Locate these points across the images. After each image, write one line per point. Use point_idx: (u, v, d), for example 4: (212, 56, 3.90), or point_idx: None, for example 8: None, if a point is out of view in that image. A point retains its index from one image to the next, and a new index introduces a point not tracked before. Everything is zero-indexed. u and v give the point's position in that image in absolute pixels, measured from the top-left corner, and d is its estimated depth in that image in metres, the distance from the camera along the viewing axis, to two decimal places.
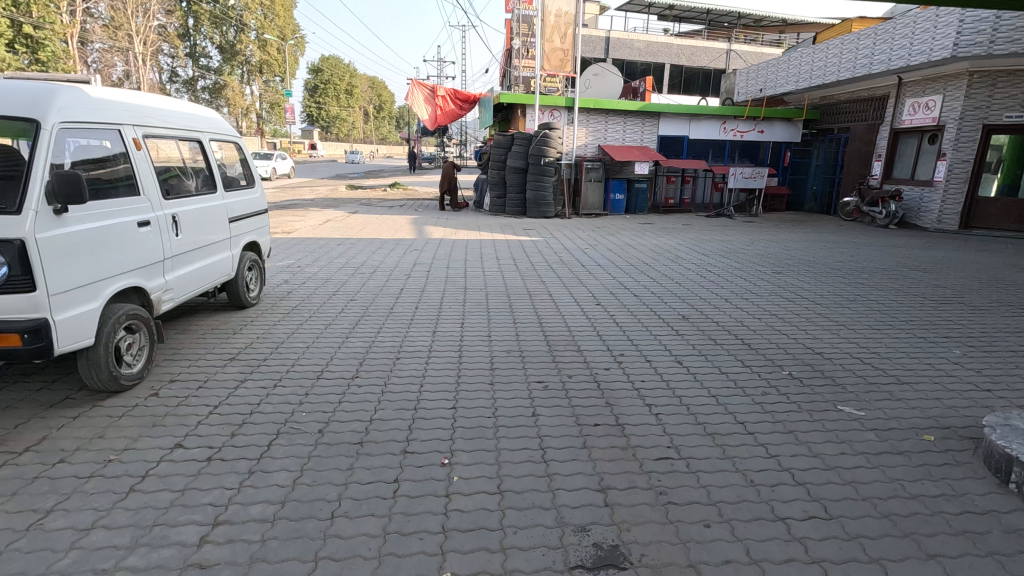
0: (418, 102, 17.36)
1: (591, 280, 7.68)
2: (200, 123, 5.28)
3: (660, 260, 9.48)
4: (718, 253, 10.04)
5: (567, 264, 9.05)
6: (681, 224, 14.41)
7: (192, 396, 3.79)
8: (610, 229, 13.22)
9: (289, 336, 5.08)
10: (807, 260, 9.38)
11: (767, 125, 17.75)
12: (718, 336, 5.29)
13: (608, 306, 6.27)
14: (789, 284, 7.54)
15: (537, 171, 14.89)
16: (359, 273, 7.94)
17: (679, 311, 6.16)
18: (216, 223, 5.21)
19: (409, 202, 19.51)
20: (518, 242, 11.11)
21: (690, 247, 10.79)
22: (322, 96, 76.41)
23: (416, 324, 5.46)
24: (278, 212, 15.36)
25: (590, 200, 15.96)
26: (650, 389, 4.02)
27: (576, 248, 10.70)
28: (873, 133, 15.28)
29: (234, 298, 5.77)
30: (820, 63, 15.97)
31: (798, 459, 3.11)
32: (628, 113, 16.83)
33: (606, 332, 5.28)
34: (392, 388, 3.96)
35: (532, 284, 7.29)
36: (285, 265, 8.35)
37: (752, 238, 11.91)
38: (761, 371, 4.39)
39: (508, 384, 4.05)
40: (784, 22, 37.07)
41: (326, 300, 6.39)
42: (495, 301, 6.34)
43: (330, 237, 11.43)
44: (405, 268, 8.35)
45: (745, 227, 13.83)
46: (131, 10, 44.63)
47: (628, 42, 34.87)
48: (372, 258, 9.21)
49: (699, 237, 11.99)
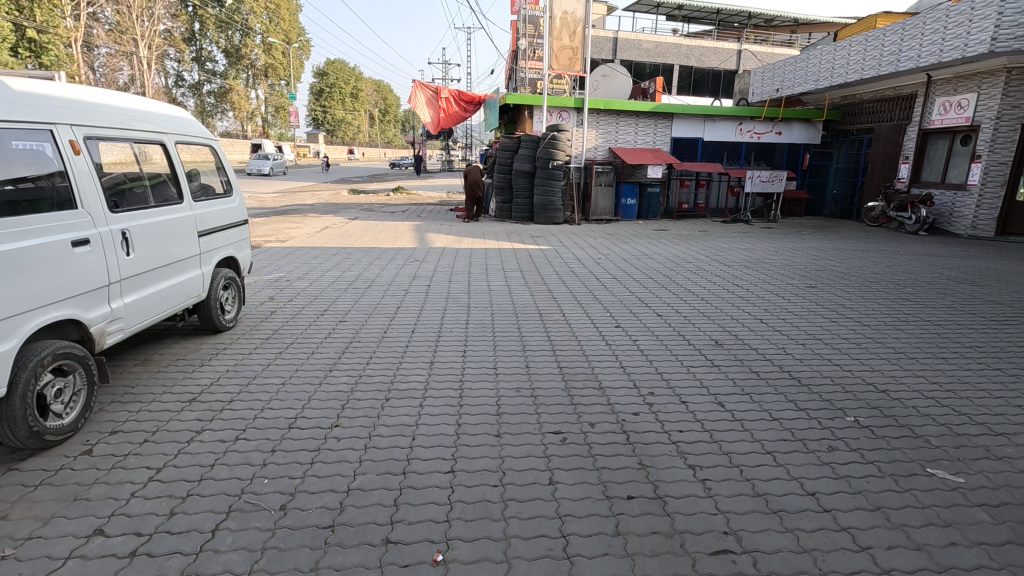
0: (421, 105, 16.77)
1: (607, 296, 6.98)
2: (165, 125, 4.66)
3: (680, 272, 8.76)
4: (742, 263, 9.31)
5: (580, 277, 8.35)
6: (697, 230, 13.69)
7: (133, 454, 3.11)
8: (624, 236, 12.52)
9: (264, 369, 4.40)
10: (840, 271, 8.64)
11: (784, 126, 17.01)
12: (760, 367, 4.58)
13: (630, 328, 5.56)
14: (827, 301, 6.80)
15: (545, 176, 14.20)
16: (353, 288, 7.27)
17: (711, 334, 5.44)
18: (181, 238, 4.52)
19: (413, 207, 18.88)
20: (525, 252, 10.43)
21: (711, 257, 10.08)
22: (328, 99, 76.20)
23: (412, 353, 4.76)
24: (275, 219, 14.76)
25: (600, 206, 15.31)
26: (691, 443, 3.32)
27: (589, 258, 9.99)
28: (899, 134, 14.51)
29: (206, 320, 5.09)
30: (841, 61, 15.20)
31: (897, 552, 2.39)
32: (640, 114, 16.12)
33: (629, 364, 4.58)
34: (377, 443, 3.27)
35: (543, 302, 6.58)
36: (273, 279, 7.69)
37: (775, 246, 11.19)
38: (819, 417, 3.68)
39: (519, 436, 3.36)
40: (795, 21, 36.44)
41: (313, 321, 5.72)
42: (502, 323, 5.64)
43: (326, 246, 10.80)
44: (404, 282, 7.68)
45: (766, 234, 13.09)
46: (136, 15, 44.40)
47: (636, 43, 34.19)
48: (369, 270, 8.57)
49: (719, 246, 11.28)
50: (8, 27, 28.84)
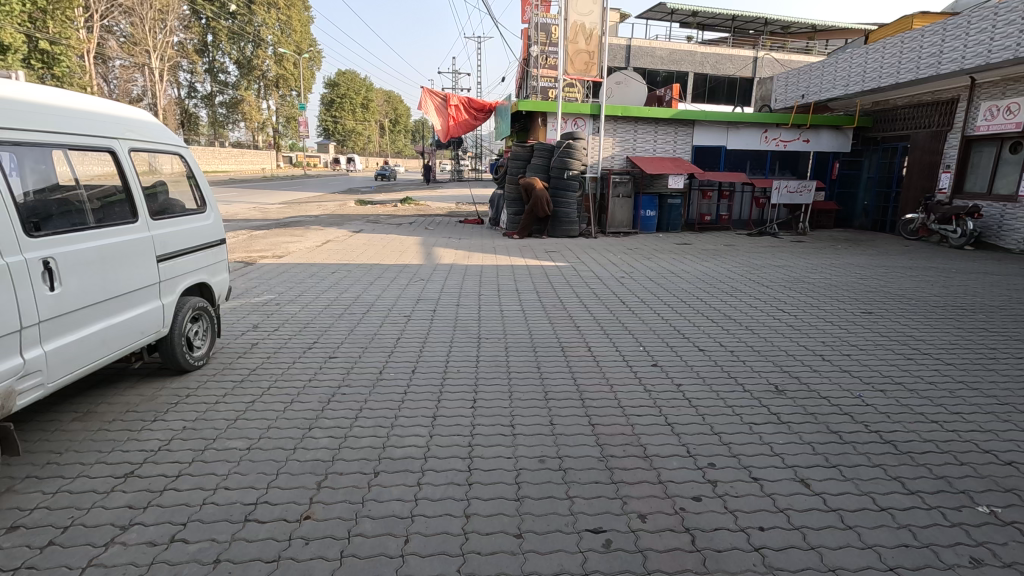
0: (429, 112, 16.06)
1: (636, 324, 6.14)
2: (116, 127, 3.89)
3: (713, 293, 7.89)
4: (780, 283, 8.44)
5: (603, 298, 7.51)
6: (723, 244, 12.81)
7: (22, 570, 2.29)
8: (644, 250, 11.69)
9: (230, 425, 3.58)
10: (893, 294, 7.73)
11: (812, 134, 16.12)
12: (837, 424, 3.72)
13: (670, 367, 4.71)
14: (892, 331, 5.90)
15: (560, 186, 13.42)
16: (349, 313, 6.49)
17: (767, 376, 4.58)
18: (132, 265, 3.75)
19: (421, 219, 18.15)
20: (540, 268, 9.64)
21: (744, 275, 9.20)
22: (339, 110, 76.46)
23: (410, 404, 3.93)
24: (276, 231, 14.12)
25: (617, 218, 14.51)
26: (780, 550, 2.47)
27: (610, 275, 9.16)
28: (938, 142, 13.61)
29: (169, 360, 4.30)
30: (874, 64, 14.32)
31: None
32: (659, 121, 15.31)
33: (676, 419, 3.76)
34: (359, 549, 2.45)
35: (563, 331, 5.74)
36: (262, 303, 6.94)
37: (812, 263, 10.29)
38: (938, 504, 2.82)
39: (547, 539, 2.52)
40: (813, 28, 35.69)
41: (298, 357, 4.93)
42: (519, 362, 4.79)
43: (326, 261, 10.09)
44: (408, 305, 6.87)
45: (798, 249, 12.18)
46: (151, 27, 44.63)
47: (650, 50, 33.56)
48: (370, 290, 7.79)
49: (750, 262, 10.40)
50: (22, 39, 29.00)
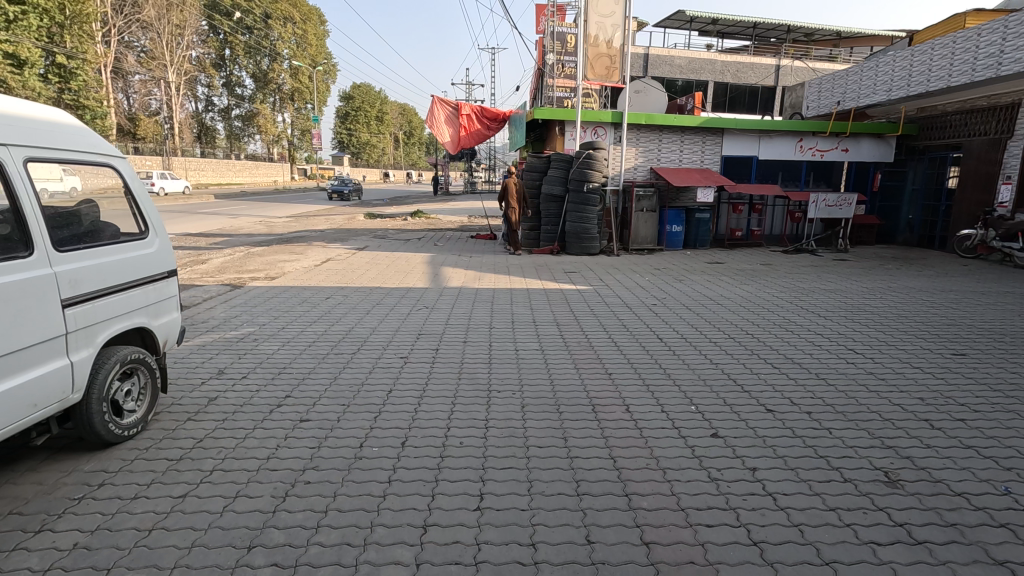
0: (439, 124, 15.33)
1: (681, 368, 5.06)
2: (6, 129, 2.93)
3: (762, 325, 6.77)
4: (839, 313, 7.31)
5: (635, 329, 6.46)
6: (759, 263, 11.69)
7: None
8: (673, 271, 10.60)
9: (139, 542, 2.58)
10: (979, 327, 6.56)
11: (852, 143, 14.96)
12: (998, 546, 2.61)
13: (735, 440, 3.66)
14: (1002, 382, 4.75)
15: (579, 201, 12.39)
16: (338, 352, 5.52)
17: (867, 455, 3.48)
18: (19, 316, 2.78)
19: (430, 233, 17.24)
20: (559, 292, 8.61)
21: (793, 301, 8.07)
22: (353, 123, 76.65)
23: (393, 505, 2.91)
24: (275, 248, 13.28)
25: (640, 234, 13.43)
26: None
27: (639, 301, 8.07)
28: (997, 150, 12.45)
29: (87, 432, 3.32)
30: (922, 67, 13.12)
31: None
32: (686, 130, 14.24)
33: (762, 534, 2.69)
34: None
35: (593, 380, 4.70)
36: (238, 339, 5.98)
37: (865, 286, 9.15)
38: None
39: None
40: (837, 35, 34.62)
41: (264, 419, 3.95)
42: (539, 430, 3.76)
43: (322, 283, 9.16)
44: (407, 341, 5.88)
45: (844, 269, 11.00)
46: (169, 41, 45.07)
47: (668, 60, 32.80)
48: (368, 320, 6.82)
49: (793, 285, 9.29)
50: (38, 53, 29.13)
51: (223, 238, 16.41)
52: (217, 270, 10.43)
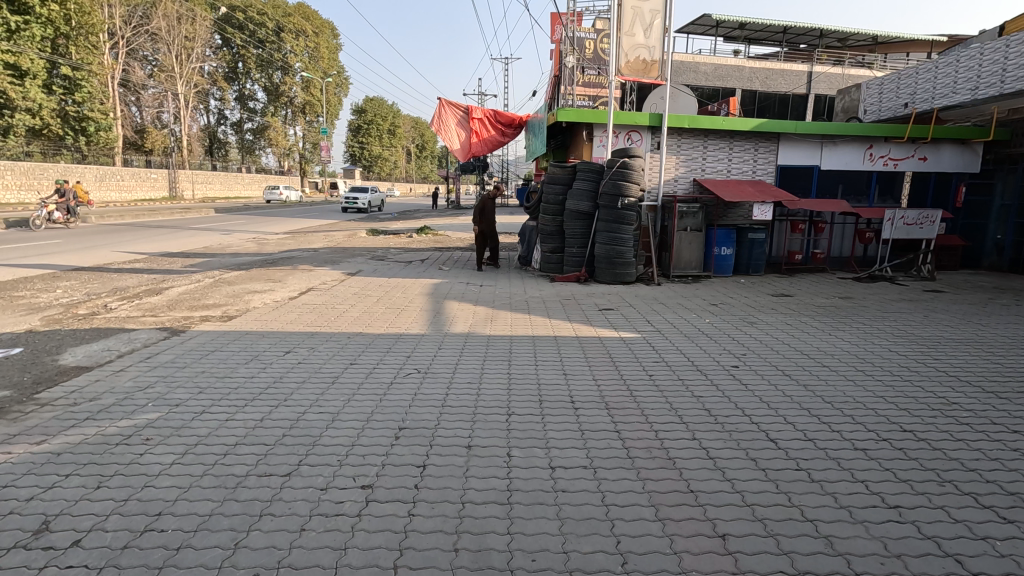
0: (447, 128, 13.35)
1: (844, 525, 2.90)
2: None
3: (909, 406, 4.56)
4: (1010, 385, 5.10)
5: (723, 415, 4.31)
6: (838, 295, 9.54)
7: None
8: (735, 308, 8.44)
9: None
10: None
11: (930, 151, 12.87)
12: None
13: None
14: None
15: (611, 218, 10.28)
16: (268, 473, 3.40)
17: None
18: None
19: (436, 254, 15.16)
20: (599, 341, 6.47)
21: (925, 359, 5.88)
22: (365, 136, 75.39)
23: None
24: (253, 274, 11.23)
25: (683, 257, 11.31)
26: None
27: (709, 357, 5.89)
28: None
29: None
30: (1020, 58, 10.56)
31: None
32: (735, 136, 12.13)
33: None
34: None
35: (700, 565, 2.57)
36: (124, 437, 3.91)
37: (1001, 334, 6.96)
38: None
39: None
40: (872, 41, 32.54)
41: None
42: None
43: (290, 326, 7.09)
44: (381, 446, 3.76)
45: (951, 305, 8.81)
46: (180, 55, 44.04)
47: (693, 66, 30.90)
48: (334, 394, 4.72)
49: (904, 330, 7.12)
50: (41, 64, 27.94)
51: (203, 259, 14.36)
52: (168, 305, 8.41)
